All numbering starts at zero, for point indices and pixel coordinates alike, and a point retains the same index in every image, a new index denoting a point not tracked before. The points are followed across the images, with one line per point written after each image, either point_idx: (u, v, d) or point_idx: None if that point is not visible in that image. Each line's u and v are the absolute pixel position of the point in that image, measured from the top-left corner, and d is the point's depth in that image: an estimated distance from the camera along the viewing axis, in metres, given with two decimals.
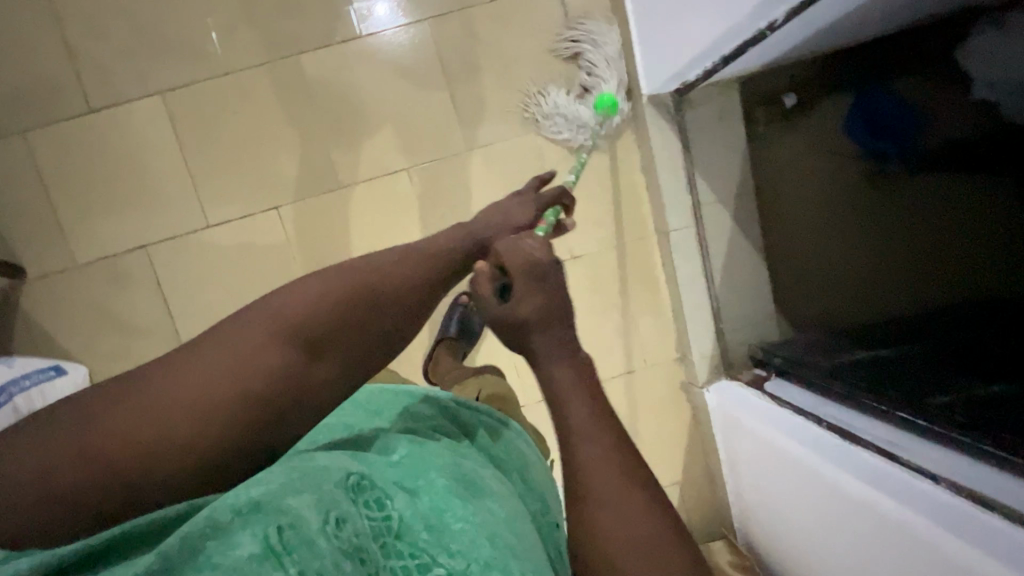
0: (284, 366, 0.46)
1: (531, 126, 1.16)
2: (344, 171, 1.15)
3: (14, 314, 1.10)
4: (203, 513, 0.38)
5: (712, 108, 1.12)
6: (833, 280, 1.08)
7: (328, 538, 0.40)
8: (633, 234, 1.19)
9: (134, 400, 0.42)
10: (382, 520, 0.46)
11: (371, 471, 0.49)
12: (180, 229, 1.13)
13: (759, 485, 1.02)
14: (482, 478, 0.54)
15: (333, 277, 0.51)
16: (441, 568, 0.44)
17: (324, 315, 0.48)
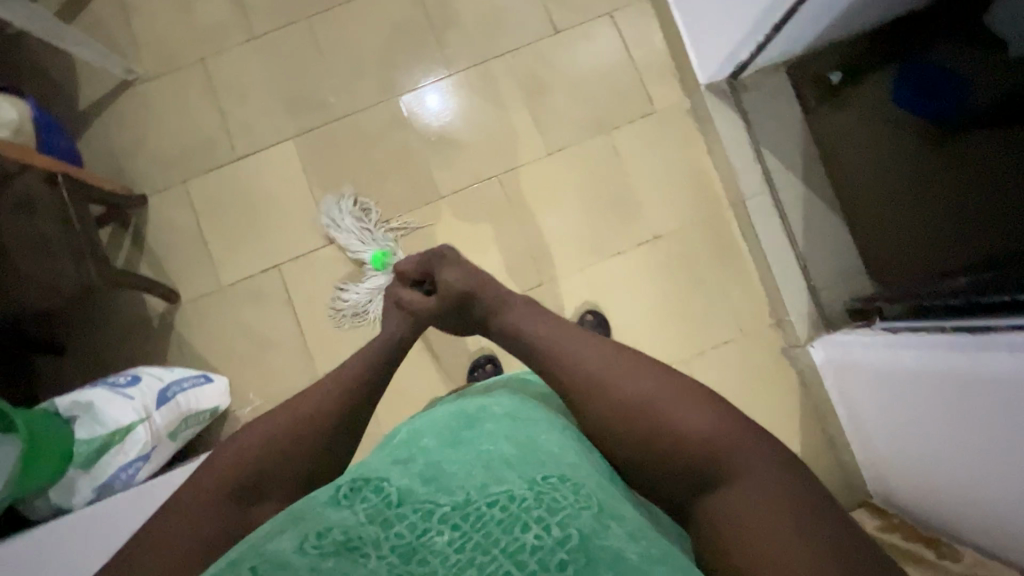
0: (255, 488, 0.67)
1: (603, 128, 1.31)
2: (442, 184, 1.31)
3: (170, 334, 1.26)
4: (216, 567, 0.53)
5: (766, 90, 1.25)
6: (916, 230, 1.11)
7: (306, 551, 0.52)
8: (709, 211, 1.28)
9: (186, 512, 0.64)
10: (381, 499, 0.57)
11: (362, 468, 0.63)
12: (307, 248, 1.30)
13: (895, 423, 0.99)
14: (479, 421, 0.69)
15: (289, 412, 0.74)
16: (443, 507, 0.57)
17: (280, 443, 0.71)
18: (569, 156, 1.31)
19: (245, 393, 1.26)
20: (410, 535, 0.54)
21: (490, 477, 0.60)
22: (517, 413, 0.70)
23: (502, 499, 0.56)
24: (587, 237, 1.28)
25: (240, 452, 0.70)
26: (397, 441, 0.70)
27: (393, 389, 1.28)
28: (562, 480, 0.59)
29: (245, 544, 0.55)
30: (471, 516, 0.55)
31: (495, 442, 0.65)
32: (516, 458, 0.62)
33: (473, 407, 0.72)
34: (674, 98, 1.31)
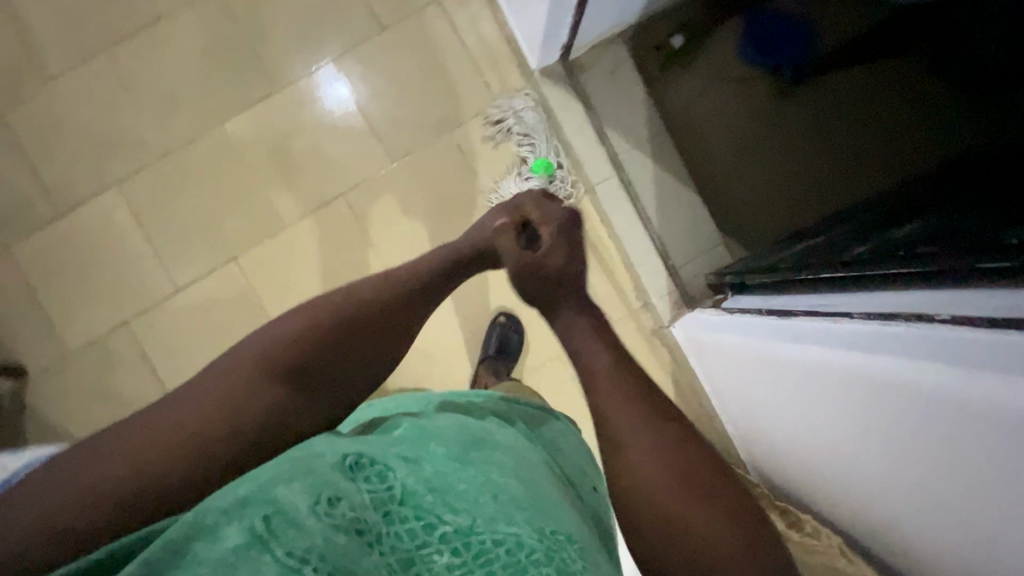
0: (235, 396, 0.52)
1: (446, 128, 1.25)
2: (285, 212, 1.24)
3: (23, 410, 1.20)
4: (205, 508, 0.43)
5: (603, 66, 1.20)
6: (789, 180, 1.07)
7: (318, 516, 0.43)
8: (566, 198, 1.23)
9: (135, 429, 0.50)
10: (386, 492, 0.50)
11: (366, 444, 0.55)
12: (154, 299, 1.23)
13: (755, 401, 0.98)
14: (487, 443, 0.61)
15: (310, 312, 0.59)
16: (448, 524, 0.49)
17: (266, 356, 0.55)
18: (415, 162, 1.24)
19: None
20: (410, 541, 0.48)
21: (498, 506, 0.52)
22: (519, 450, 0.63)
23: (510, 539, 0.49)
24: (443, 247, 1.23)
25: (267, 342, 0.56)
26: (396, 433, 0.59)
27: None
28: (568, 539, 0.53)
29: (237, 487, 0.45)
30: (475, 545, 0.48)
31: (506, 474, 0.57)
32: (525, 498, 0.54)
33: (482, 428, 0.64)
34: (516, 86, 1.24)
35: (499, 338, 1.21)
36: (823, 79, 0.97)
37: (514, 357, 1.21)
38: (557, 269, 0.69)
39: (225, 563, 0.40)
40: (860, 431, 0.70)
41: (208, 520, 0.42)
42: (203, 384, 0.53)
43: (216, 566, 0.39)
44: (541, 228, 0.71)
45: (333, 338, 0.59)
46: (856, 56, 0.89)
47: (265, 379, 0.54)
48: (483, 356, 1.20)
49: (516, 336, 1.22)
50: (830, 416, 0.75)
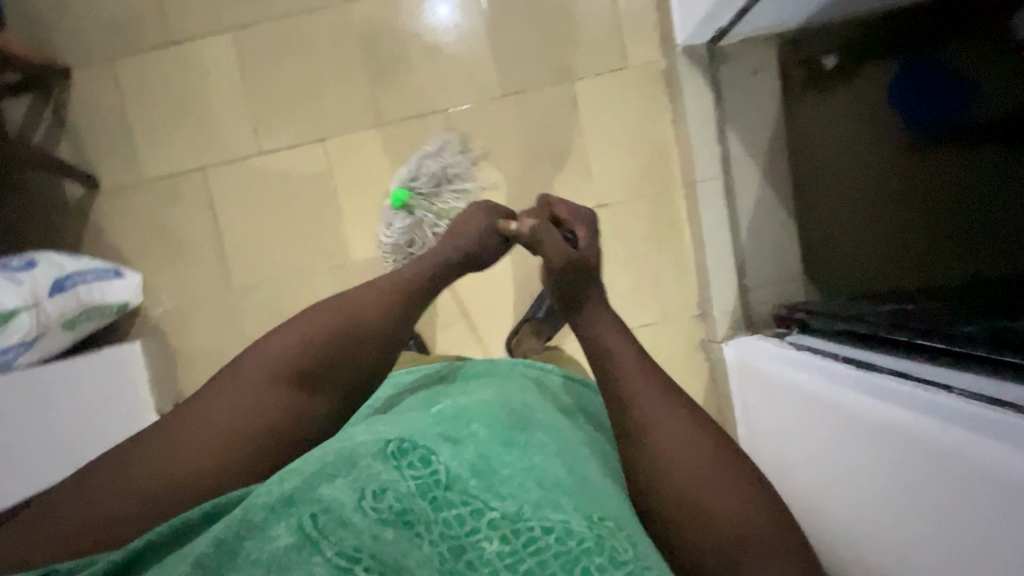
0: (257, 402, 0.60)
1: (565, 76, 1.20)
2: (383, 109, 1.22)
3: (86, 220, 1.22)
4: (252, 504, 0.46)
5: (747, 64, 1.14)
6: (880, 243, 1.01)
7: (364, 513, 0.46)
8: (662, 187, 1.19)
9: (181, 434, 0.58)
10: (429, 476, 0.50)
11: (406, 427, 0.56)
12: (234, 156, 1.23)
13: (779, 440, 0.94)
14: (530, 426, 0.61)
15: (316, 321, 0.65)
16: (495, 510, 0.49)
17: (279, 362, 0.62)
18: (524, 102, 1.20)
19: (156, 292, 1.24)
20: (458, 529, 0.48)
21: (547, 495, 0.52)
22: (563, 432, 0.64)
23: (558, 528, 0.49)
24: (526, 193, 1.21)
25: (278, 351, 0.62)
26: (437, 412, 0.61)
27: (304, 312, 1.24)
28: (617, 528, 0.51)
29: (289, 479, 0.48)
30: (524, 533, 0.48)
31: (549, 458, 0.57)
32: (572, 486, 0.54)
33: (521, 407, 0.64)
34: (649, 57, 1.19)
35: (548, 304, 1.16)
36: (950, 154, 0.89)
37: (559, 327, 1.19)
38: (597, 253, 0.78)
39: (280, 561, 0.43)
40: (859, 487, 0.71)
41: (257, 517, 0.46)
42: (232, 385, 0.61)
43: (271, 565, 0.43)
44: (573, 226, 0.82)
45: (330, 348, 0.64)
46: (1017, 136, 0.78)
47: (279, 383, 0.61)
48: (529, 316, 1.18)
49: None
50: (838, 467, 0.76)
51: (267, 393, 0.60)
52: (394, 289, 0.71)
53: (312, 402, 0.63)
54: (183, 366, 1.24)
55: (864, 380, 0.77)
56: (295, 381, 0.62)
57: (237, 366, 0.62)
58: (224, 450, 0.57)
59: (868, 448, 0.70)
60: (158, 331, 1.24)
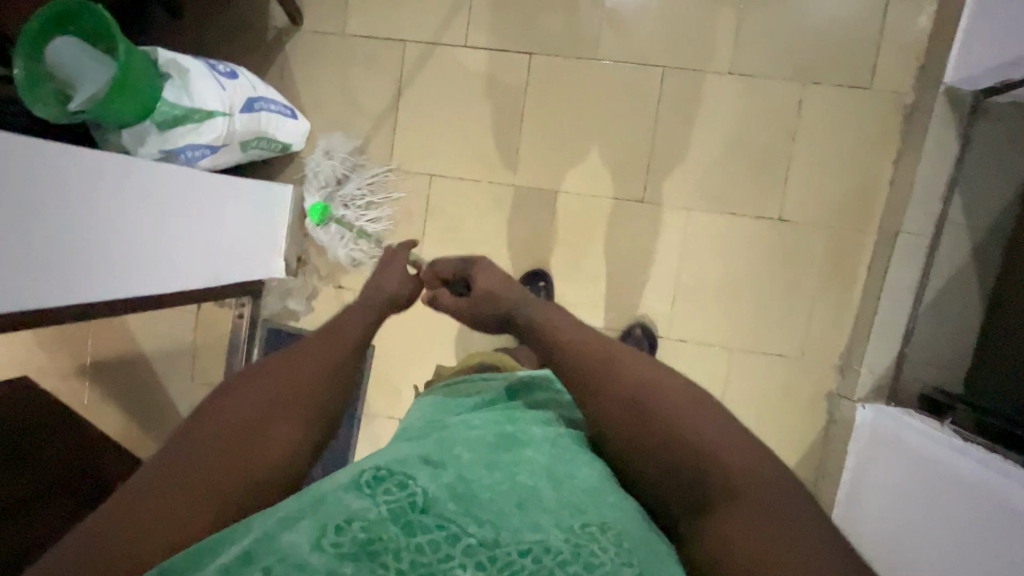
0: (221, 444, 0.51)
1: (802, 77, 1.11)
2: (602, 45, 1.14)
3: (280, 54, 1.22)
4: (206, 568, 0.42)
5: (1007, 131, 1.02)
6: None
7: (322, 551, 0.42)
8: (852, 224, 1.11)
9: (120, 517, 0.45)
10: (406, 499, 0.48)
11: (387, 456, 0.55)
12: (438, 40, 1.18)
13: (897, 520, 0.91)
14: (519, 446, 0.58)
15: (275, 362, 0.59)
16: (472, 536, 0.46)
17: (239, 402, 0.54)
18: (749, 88, 1.12)
19: (318, 148, 1.24)
20: (432, 555, 0.44)
21: (528, 519, 0.49)
22: (558, 442, 0.60)
23: (539, 549, 0.46)
24: (711, 181, 1.13)
25: (241, 394, 0.55)
26: (421, 441, 0.58)
27: (449, 219, 1.21)
28: (603, 531, 0.48)
29: (252, 531, 0.45)
30: (501, 557, 0.45)
31: (535, 475, 0.55)
32: (555, 500, 0.52)
33: (513, 429, 0.61)
34: (898, 88, 1.09)
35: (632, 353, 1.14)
36: None
37: None
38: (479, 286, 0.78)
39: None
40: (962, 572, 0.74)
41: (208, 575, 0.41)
42: (178, 446, 0.50)
43: None
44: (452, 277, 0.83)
45: (291, 377, 0.58)
46: None
47: (235, 429, 0.52)
48: None
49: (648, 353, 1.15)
50: (933, 544, 0.82)
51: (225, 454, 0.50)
52: (350, 331, 0.68)
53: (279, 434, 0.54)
54: (316, 226, 1.24)
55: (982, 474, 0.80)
56: (254, 421, 0.53)
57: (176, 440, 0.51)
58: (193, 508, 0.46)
59: (971, 549, 0.75)
60: (306, 183, 1.24)
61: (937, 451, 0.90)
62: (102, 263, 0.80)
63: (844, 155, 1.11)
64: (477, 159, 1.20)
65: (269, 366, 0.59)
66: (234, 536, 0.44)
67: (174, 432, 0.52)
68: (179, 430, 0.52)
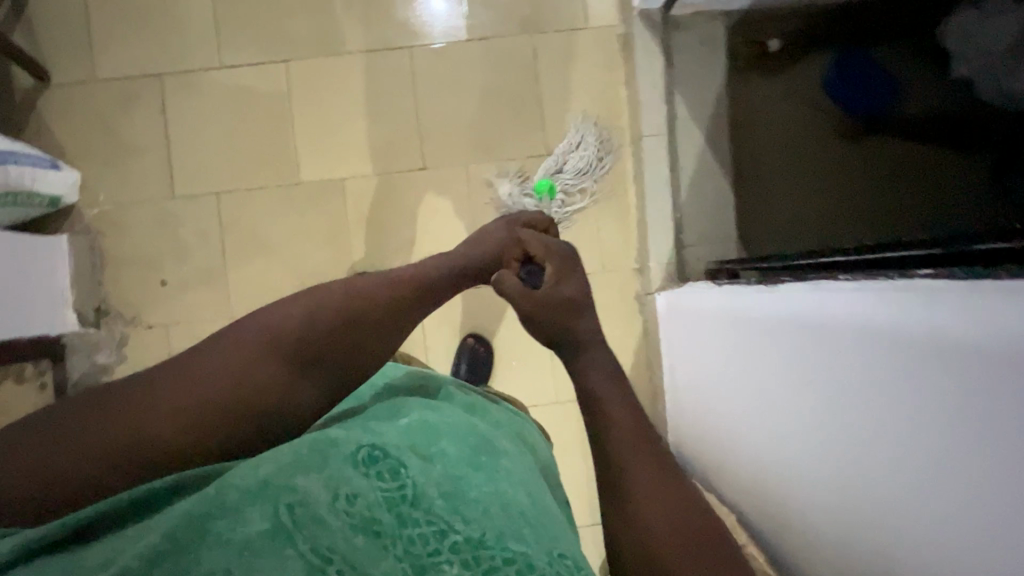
0: (263, 368, 0.58)
1: (530, 29, 1.25)
2: (349, 38, 1.23)
3: (32, 111, 1.20)
4: (228, 485, 0.48)
5: (699, 35, 1.20)
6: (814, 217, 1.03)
7: (336, 515, 0.48)
8: (608, 143, 1.24)
9: (154, 394, 0.55)
10: (397, 490, 0.52)
11: (384, 433, 0.59)
12: (191, 67, 1.22)
13: (711, 379, 0.98)
14: (496, 452, 0.64)
15: (334, 303, 0.63)
16: (458, 534, 0.49)
17: (294, 332, 0.60)
18: (487, 48, 1.24)
19: (95, 193, 1.22)
20: (422, 548, 0.48)
21: (511, 525, 0.52)
22: (528, 467, 0.66)
23: (520, 559, 0.48)
24: (480, 135, 1.24)
25: (291, 321, 0.61)
26: (405, 424, 0.62)
27: (248, 229, 1.22)
28: (576, 567, 0.51)
29: (257, 468, 0.50)
30: (485, 561, 0.48)
31: (515, 486, 0.59)
32: (534, 517, 0.55)
33: (486, 431, 0.68)
34: (610, 21, 1.25)
35: (469, 361, 1.23)
36: (875, 143, 0.97)
37: (481, 380, 1.23)
38: (568, 295, 0.72)
39: (251, 547, 0.44)
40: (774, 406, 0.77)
41: (228, 500, 0.47)
42: (230, 347, 0.59)
43: (239, 551, 0.44)
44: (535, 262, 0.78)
45: (336, 328, 0.62)
46: (929, 126, 0.85)
47: (277, 356, 0.59)
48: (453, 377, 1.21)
49: (485, 357, 1.24)
50: (760, 387, 0.81)
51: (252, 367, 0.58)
52: (400, 285, 0.69)
53: (306, 388, 0.60)
54: (112, 270, 1.21)
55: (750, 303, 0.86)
56: (295, 360, 0.60)
57: (232, 337, 0.60)
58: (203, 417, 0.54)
59: (772, 377, 0.78)
60: (89, 232, 1.21)
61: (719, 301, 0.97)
62: None
63: (585, 86, 1.25)
64: (263, 166, 1.22)
65: (329, 302, 0.63)
66: (248, 466, 0.50)
67: (250, 320, 0.61)
68: (257, 319, 0.61)
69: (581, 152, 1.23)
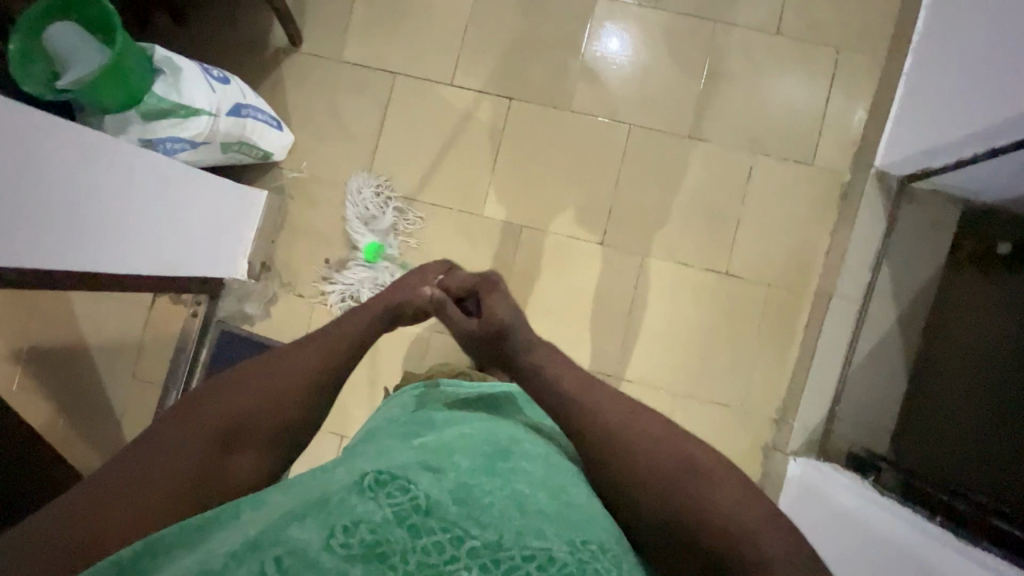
0: (208, 444, 0.62)
1: (752, 147, 1.22)
2: (578, 98, 1.24)
3: (274, 69, 1.29)
4: (212, 553, 0.46)
5: (929, 215, 1.13)
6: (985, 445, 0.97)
7: (332, 552, 0.45)
8: (791, 286, 1.19)
9: (104, 492, 0.55)
10: (409, 501, 0.50)
11: (388, 461, 0.57)
12: (425, 76, 1.27)
13: None
14: (514, 456, 0.62)
15: (258, 380, 0.70)
16: (475, 538, 0.48)
17: (226, 413, 0.66)
18: (704, 151, 1.22)
19: (298, 160, 1.28)
20: (438, 556, 0.46)
21: (530, 525, 0.52)
22: (551, 463, 0.63)
23: (540, 555, 0.48)
24: (666, 232, 1.22)
25: (221, 406, 0.66)
26: (419, 445, 0.61)
27: (419, 240, 1.26)
28: (601, 551, 0.53)
29: (247, 529, 0.49)
30: (505, 562, 0.47)
31: (532, 488, 0.57)
32: (554, 514, 0.55)
33: (506, 440, 0.65)
34: (836, 167, 1.20)
35: None
36: None
37: None
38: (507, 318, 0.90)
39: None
40: None
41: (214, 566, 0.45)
42: (156, 441, 0.61)
43: None
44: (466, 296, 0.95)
45: (267, 402, 0.69)
46: None
47: (218, 436, 0.64)
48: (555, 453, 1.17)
49: None
50: None
51: (187, 451, 0.61)
52: (320, 362, 0.76)
53: (245, 455, 0.65)
54: (287, 234, 1.27)
55: (903, 533, 0.82)
56: (230, 435, 0.64)
57: (166, 433, 0.62)
58: (164, 499, 0.56)
59: None
60: (281, 192, 1.27)
61: (856, 503, 0.94)
62: (54, 240, 0.79)
63: (788, 222, 1.20)
64: (453, 188, 1.26)
65: (254, 381, 0.70)
66: (240, 529, 0.49)
67: (167, 417, 0.64)
68: (170, 417, 0.64)
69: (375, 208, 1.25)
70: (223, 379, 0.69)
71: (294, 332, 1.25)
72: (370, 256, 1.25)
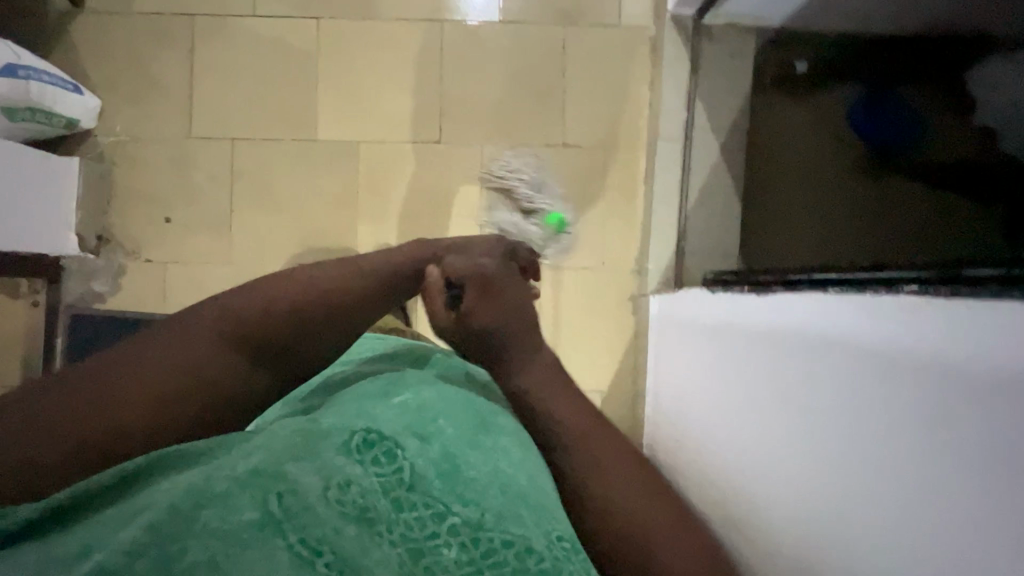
0: (220, 361, 0.57)
1: (562, 20, 1.25)
2: (383, 5, 1.24)
3: (62, 34, 1.21)
4: (215, 475, 0.45)
5: (728, 47, 1.20)
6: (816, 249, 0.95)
7: (327, 503, 0.44)
8: (625, 143, 1.25)
9: (89, 394, 0.51)
10: (393, 474, 0.49)
11: (376, 416, 0.55)
12: (224, 12, 1.23)
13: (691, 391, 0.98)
14: (494, 426, 0.59)
15: (268, 288, 0.62)
16: (456, 516, 0.47)
17: (243, 324, 0.59)
18: (518, 34, 1.25)
19: (113, 123, 1.22)
20: (419, 532, 0.46)
21: (510, 508, 0.50)
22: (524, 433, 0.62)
23: (518, 543, 0.47)
24: (499, 117, 1.25)
25: (226, 312, 0.59)
26: (399, 402, 0.58)
27: (258, 177, 1.23)
28: (573, 549, 0.49)
29: (242, 462, 0.46)
30: (483, 543, 0.46)
31: (515, 465, 0.55)
32: (535, 497, 0.52)
33: (485, 407, 0.62)
34: (642, 22, 1.26)
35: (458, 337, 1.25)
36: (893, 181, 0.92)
37: None
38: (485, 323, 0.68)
39: (238, 540, 0.40)
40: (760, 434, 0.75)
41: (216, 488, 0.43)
42: (167, 344, 0.56)
43: (224, 542, 0.40)
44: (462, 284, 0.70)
45: (287, 318, 0.60)
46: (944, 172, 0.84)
47: (227, 346, 0.58)
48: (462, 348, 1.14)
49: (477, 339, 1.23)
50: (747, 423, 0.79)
51: (193, 376, 0.55)
52: (343, 276, 0.65)
53: (261, 374, 0.60)
54: (118, 200, 1.22)
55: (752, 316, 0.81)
56: (245, 348, 0.58)
57: (171, 335, 0.56)
58: (157, 413, 0.52)
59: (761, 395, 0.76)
60: (103, 159, 1.22)
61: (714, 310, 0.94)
62: None
63: (610, 83, 1.25)
64: (280, 119, 1.23)
65: (279, 288, 0.62)
66: (238, 456, 0.47)
67: (190, 311, 0.59)
68: (191, 315, 0.58)
69: (518, 176, 1.23)
70: (260, 279, 0.63)
71: (150, 297, 1.21)
72: (552, 225, 1.24)
